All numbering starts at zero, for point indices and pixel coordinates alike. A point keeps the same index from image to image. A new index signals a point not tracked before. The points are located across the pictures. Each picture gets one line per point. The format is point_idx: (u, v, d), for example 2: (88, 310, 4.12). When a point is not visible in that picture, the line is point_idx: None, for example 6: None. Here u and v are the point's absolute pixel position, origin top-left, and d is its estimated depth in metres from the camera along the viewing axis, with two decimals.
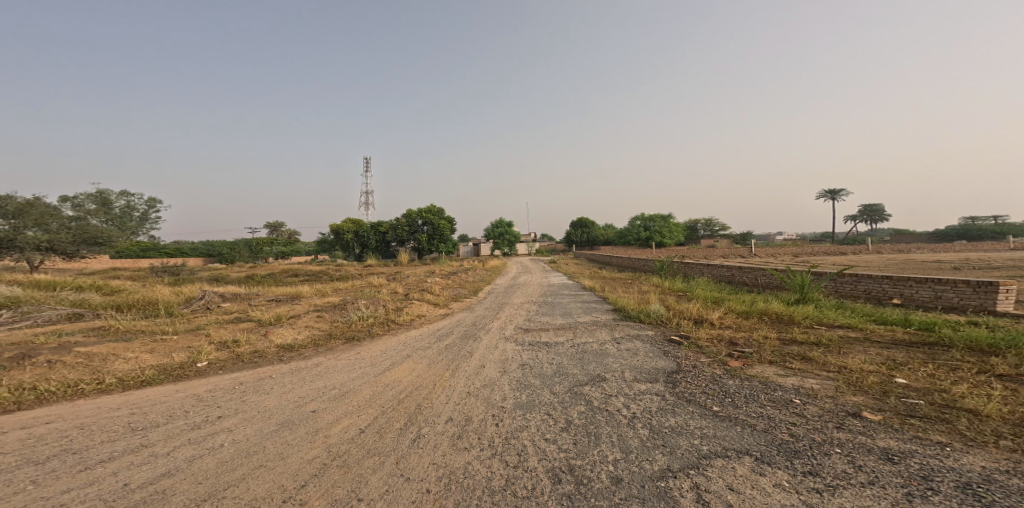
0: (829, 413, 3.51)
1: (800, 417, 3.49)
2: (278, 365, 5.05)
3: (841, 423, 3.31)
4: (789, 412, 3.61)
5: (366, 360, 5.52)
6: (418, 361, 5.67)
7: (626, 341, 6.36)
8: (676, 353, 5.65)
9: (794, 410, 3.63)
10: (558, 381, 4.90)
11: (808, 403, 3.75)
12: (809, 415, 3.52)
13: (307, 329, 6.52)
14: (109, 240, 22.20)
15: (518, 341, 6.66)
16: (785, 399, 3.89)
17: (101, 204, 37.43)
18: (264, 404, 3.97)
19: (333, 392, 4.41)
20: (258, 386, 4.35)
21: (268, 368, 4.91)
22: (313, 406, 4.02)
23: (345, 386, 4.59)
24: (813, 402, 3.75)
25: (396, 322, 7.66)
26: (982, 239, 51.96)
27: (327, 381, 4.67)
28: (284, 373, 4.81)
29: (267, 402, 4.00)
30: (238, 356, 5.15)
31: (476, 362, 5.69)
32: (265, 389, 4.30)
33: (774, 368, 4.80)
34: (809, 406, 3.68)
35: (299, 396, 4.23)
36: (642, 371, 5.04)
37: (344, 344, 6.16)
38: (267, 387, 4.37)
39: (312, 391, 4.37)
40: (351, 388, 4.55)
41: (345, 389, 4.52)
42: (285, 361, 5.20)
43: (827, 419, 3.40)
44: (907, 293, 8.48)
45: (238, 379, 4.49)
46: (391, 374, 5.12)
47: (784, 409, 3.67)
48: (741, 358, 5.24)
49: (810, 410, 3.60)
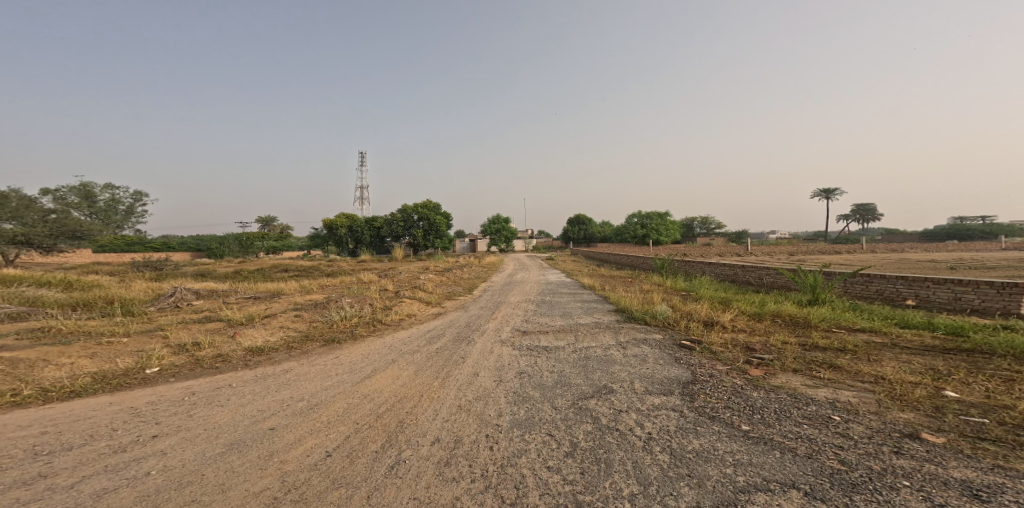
0: (879, 434, 3.01)
1: (847, 439, 2.99)
2: (242, 371, 4.48)
3: (898, 446, 2.81)
4: (831, 433, 3.10)
5: (345, 366, 4.96)
6: (403, 367, 5.12)
7: (633, 346, 5.83)
8: (688, 359, 5.14)
9: (837, 430, 3.13)
10: (560, 393, 4.38)
11: (851, 420, 3.25)
12: (856, 436, 3.02)
13: (281, 330, 5.92)
14: (89, 235, 21.34)
15: (515, 345, 6.11)
16: (822, 416, 3.39)
17: (85, 198, 36.32)
18: (216, 419, 3.40)
19: (300, 404, 3.84)
20: (212, 398, 3.77)
21: (228, 375, 4.32)
22: (272, 423, 3.45)
23: (315, 398, 4.02)
24: (857, 420, 3.24)
25: (381, 322, 7.09)
26: (976, 239, 52.19)
27: (296, 392, 4.10)
28: (246, 381, 4.22)
29: (220, 417, 3.44)
30: (197, 361, 4.56)
31: (469, 369, 5.15)
32: (220, 401, 3.73)
33: (801, 378, 4.29)
34: (854, 425, 3.18)
35: (260, 409, 3.66)
36: (653, 382, 4.52)
37: (322, 346, 5.59)
38: (221, 398, 3.79)
39: (276, 403, 3.81)
40: (323, 400, 3.99)
41: (315, 401, 3.96)
42: (251, 367, 4.61)
43: (878, 442, 2.90)
44: (923, 294, 8.04)
45: (190, 388, 3.91)
46: (371, 382, 4.57)
47: (825, 428, 3.18)
48: (762, 366, 4.74)
49: (856, 430, 3.09)
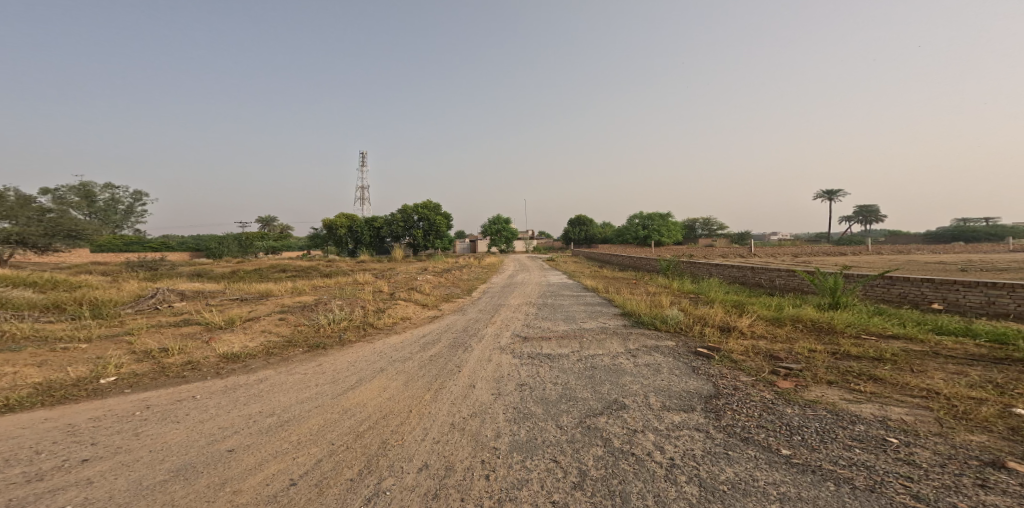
0: (952, 461, 2.55)
1: (914, 468, 2.53)
2: (210, 381, 4.02)
3: (982, 478, 2.36)
4: (892, 459, 2.65)
5: (327, 375, 4.50)
6: (392, 376, 4.66)
7: (644, 354, 5.34)
8: (707, 369, 4.66)
9: (898, 456, 2.68)
10: (566, 409, 3.92)
11: (913, 444, 2.79)
12: (924, 464, 2.57)
13: (263, 335, 5.46)
14: (83, 235, 20.89)
15: (516, 352, 5.64)
16: (877, 438, 2.93)
17: (84, 198, 36.09)
18: (166, 439, 2.95)
19: (270, 421, 3.38)
20: (167, 414, 3.31)
21: (193, 386, 3.86)
22: (233, 443, 3.00)
23: (287, 413, 3.56)
24: (920, 443, 2.79)
25: (373, 326, 6.63)
26: (982, 240, 51.62)
27: (267, 405, 3.64)
28: (212, 393, 3.76)
29: (172, 437, 2.98)
30: (162, 369, 4.11)
31: (464, 381, 4.67)
32: (176, 417, 3.27)
33: (838, 392, 3.82)
34: (916, 449, 2.72)
35: (222, 427, 3.20)
36: (671, 395, 4.06)
37: (305, 353, 5.13)
38: (178, 414, 3.33)
39: (240, 419, 3.35)
40: (296, 415, 3.53)
41: (287, 417, 3.50)
42: (222, 376, 4.16)
43: (955, 472, 2.45)
44: (951, 297, 7.53)
45: (145, 402, 3.46)
46: (356, 394, 4.11)
47: (883, 454, 2.73)
48: (791, 378, 4.26)
49: (923, 456, 2.64)
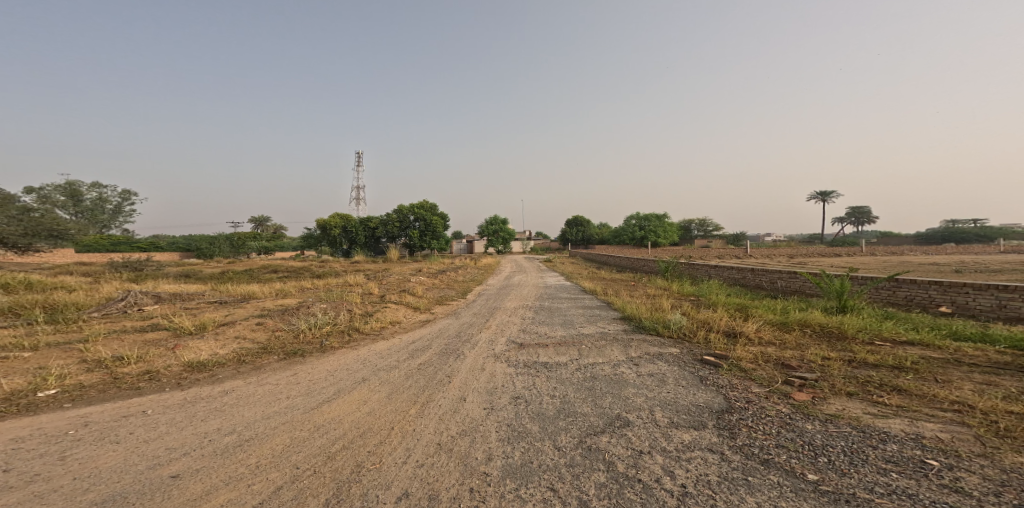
0: (1007, 490, 2.25)
1: (965, 499, 2.22)
2: (168, 393, 3.63)
3: None
4: (936, 486, 2.34)
5: (301, 386, 4.12)
6: (374, 388, 4.28)
7: (647, 363, 5.00)
8: (716, 380, 4.33)
9: (942, 482, 2.37)
10: (564, 427, 3.57)
11: (957, 467, 2.48)
12: (975, 493, 2.25)
13: (236, 341, 5.06)
14: (66, 234, 20.27)
15: (510, 360, 5.28)
16: (914, 459, 2.61)
17: (70, 197, 35.29)
18: (98, 463, 2.58)
19: (229, 441, 3.00)
20: (107, 432, 2.93)
21: (147, 399, 3.49)
22: (179, 468, 2.63)
23: (249, 430, 3.18)
24: (964, 467, 2.48)
25: (358, 331, 6.25)
26: (974, 241, 51.98)
27: (228, 422, 3.26)
28: (168, 407, 3.39)
29: (106, 460, 2.61)
30: (113, 380, 3.73)
31: (454, 393, 4.31)
32: (115, 436, 2.89)
33: (861, 405, 3.49)
34: (962, 474, 2.41)
35: (169, 447, 2.83)
36: (679, 410, 3.72)
37: (280, 361, 4.74)
38: (120, 432, 2.95)
39: (194, 438, 2.98)
40: (259, 434, 3.15)
41: (249, 436, 3.11)
42: (182, 387, 3.77)
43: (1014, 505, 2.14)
44: (960, 300, 7.27)
45: (84, 418, 3.08)
46: (330, 408, 3.73)
47: (925, 479, 2.41)
48: (807, 389, 3.94)
49: (972, 483, 2.33)
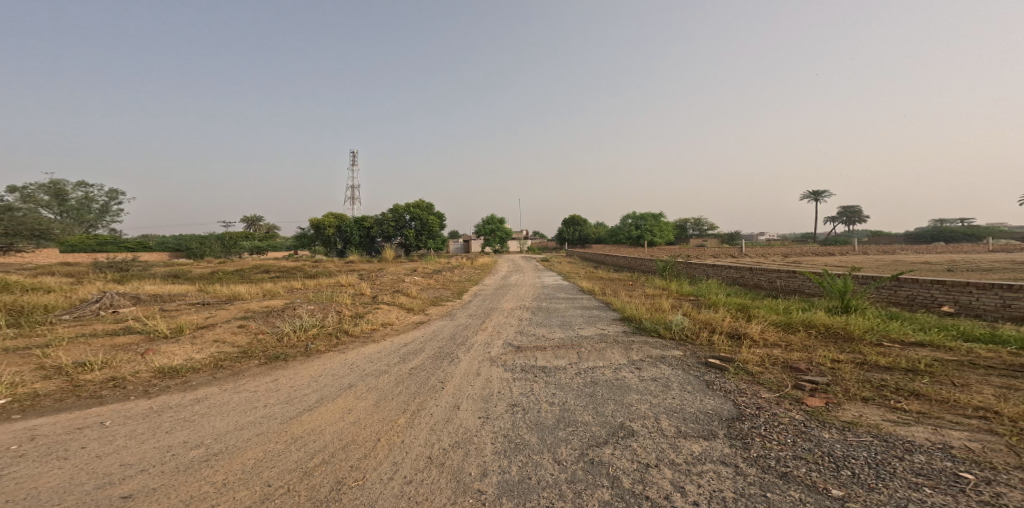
0: None
1: None
2: (133, 402, 3.37)
3: None
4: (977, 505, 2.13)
5: (281, 394, 3.85)
6: (360, 395, 4.02)
7: (650, 367, 4.78)
8: (723, 385, 4.11)
9: (983, 499, 2.17)
10: (565, 438, 3.34)
11: (997, 482, 2.28)
12: None
13: (215, 345, 4.78)
14: (49, 234, 19.69)
15: (507, 364, 5.04)
16: (947, 473, 2.41)
17: (56, 196, 34.54)
18: (38, 482, 2.33)
19: (195, 456, 2.73)
20: (56, 447, 2.67)
21: (107, 408, 3.22)
22: (133, 486, 2.37)
23: (219, 443, 2.92)
24: (1004, 481, 2.28)
25: (347, 334, 5.97)
26: (965, 240, 52.54)
27: (196, 434, 2.99)
28: (130, 418, 3.12)
29: (48, 480, 2.36)
30: (73, 389, 3.46)
31: (446, 400, 4.06)
32: (63, 451, 2.64)
33: (878, 410, 3.29)
34: (1004, 491, 2.21)
35: (124, 463, 2.57)
36: (686, 418, 3.50)
37: (261, 366, 4.46)
38: (71, 446, 2.69)
39: (154, 452, 2.72)
40: (230, 447, 2.89)
41: (219, 450, 2.84)
42: (149, 396, 3.50)
43: None
44: (963, 300, 7.14)
45: (33, 431, 2.82)
46: (311, 418, 3.46)
47: (963, 496, 2.21)
48: (819, 393, 3.73)
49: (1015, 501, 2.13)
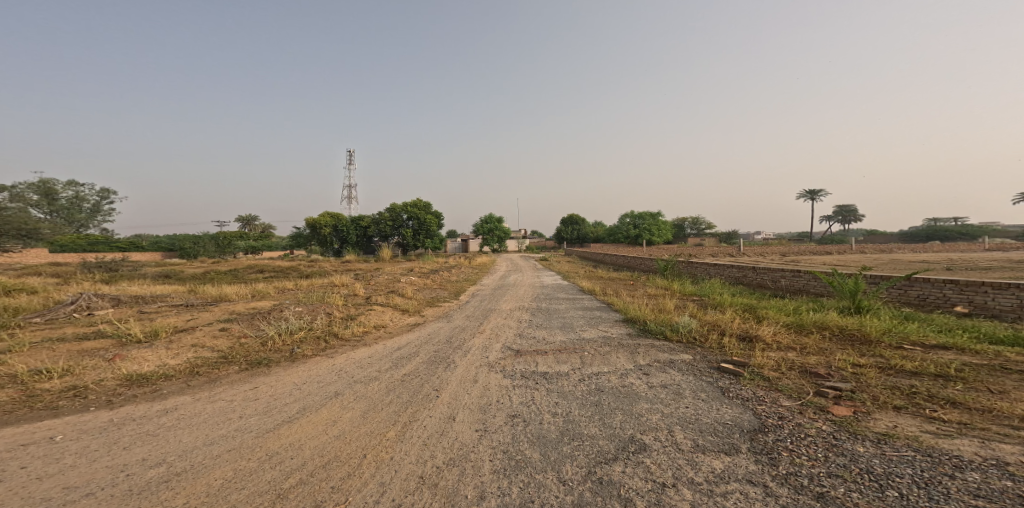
0: None
1: None
2: (91, 414, 3.07)
3: None
4: None
5: (260, 403, 3.53)
6: (347, 404, 3.71)
7: (658, 372, 4.49)
8: (740, 393, 3.82)
9: None
10: (572, 454, 3.04)
11: None
12: None
13: (193, 350, 4.47)
14: (36, 234, 19.25)
15: (506, 370, 4.74)
16: (1011, 497, 2.13)
17: (45, 196, 33.93)
18: None
19: (153, 478, 2.43)
20: None
21: (61, 422, 2.94)
22: None
23: (183, 461, 2.63)
24: None
25: (337, 337, 5.65)
26: (962, 239, 52.63)
27: (158, 452, 2.70)
28: (85, 432, 2.84)
29: None
30: (27, 401, 3.16)
31: (440, 410, 3.75)
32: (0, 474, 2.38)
33: (914, 421, 3.01)
34: None
35: (68, 486, 2.30)
36: (703, 430, 3.21)
37: (241, 372, 4.15)
38: (9, 467, 2.43)
39: (105, 473, 2.44)
40: (195, 466, 2.59)
41: (182, 470, 2.54)
42: (112, 407, 3.20)
43: None
44: (978, 300, 6.88)
45: None
46: (289, 430, 3.15)
47: None
48: (845, 401, 3.45)
49: None
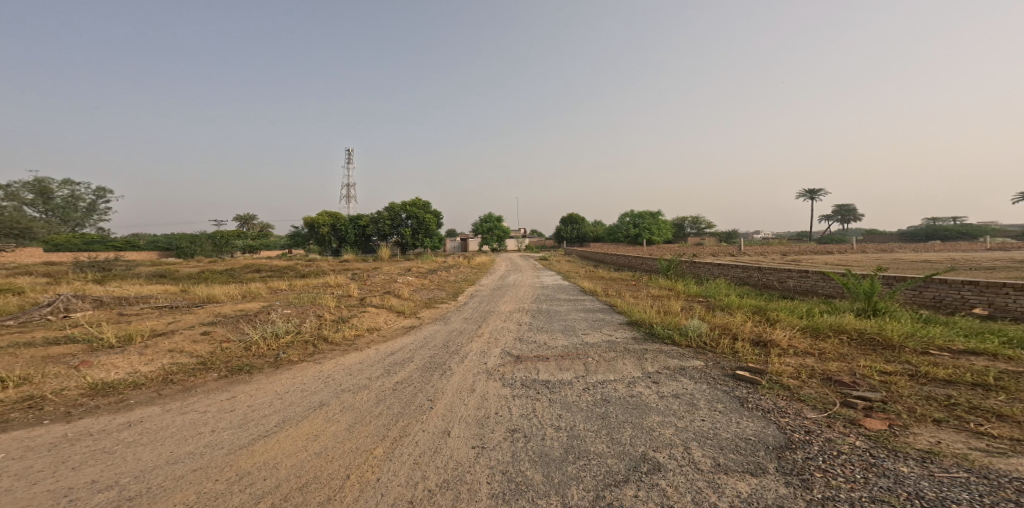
0: None
1: None
2: (42, 429, 2.76)
3: None
4: None
5: (235, 415, 3.22)
6: (331, 417, 3.39)
7: (669, 381, 4.18)
8: (760, 404, 3.51)
9: None
10: (579, 475, 2.73)
11: None
12: None
13: (169, 355, 4.16)
14: (28, 232, 18.93)
15: (506, 378, 4.43)
16: None
17: (41, 195, 33.57)
18: None
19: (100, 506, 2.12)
20: None
21: (7, 438, 2.63)
22: None
23: (139, 484, 2.31)
24: None
25: (327, 342, 5.34)
26: (964, 239, 52.38)
27: (111, 472, 2.38)
28: (32, 450, 2.53)
29: None
30: None
31: (433, 424, 3.44)
32: None
33: (960, 437, 2.71)
34: None
35: None
36: (723, 447, 2.91)
37: (218, 380, 3.84)
38: None
39: (45, 499, 2.13)
40: (152, 490, 2.28)
41: (136, 495, 2.22)
42: (68, 420, 2.89)
43: None
44: (998, 302, 6.57)
45: None
46: (265, 447, 2.84)
47: None
48: (877, 414, 3.14)
49: None
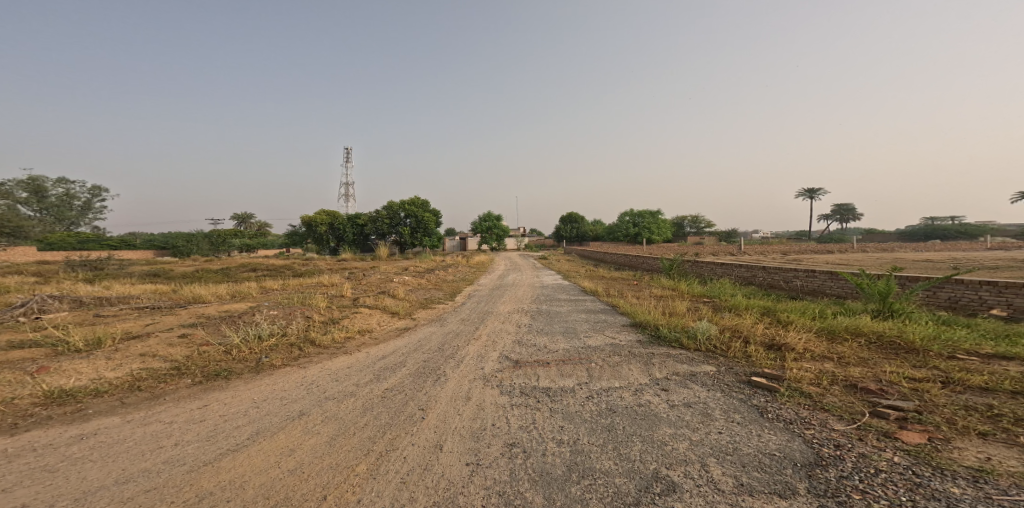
0: None
1: None
2: None
3: None
4: None
5: (203, 426, 2.91)
6: (311, 428, 3.09)
7: (679, 388, 3.89)
8: (782, 414, 3.22)
9: None
10: (585, 496, 2.44)
11: None
12: None
13: (141, 360, 3.86)
14: (21, 232, 18.65)
15: (504, 385, 4.13)
16: None
17: (36, 193, 33.26)
18: None
19: None
20: None
21: None
22: None
23: None
24: None
25: (314, 345, 5.04)
26: (965, 238, 52.13)
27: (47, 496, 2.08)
28: None
29: None
30: None
31: (423, 437, 3.14)
32: None
33: (1012, 453, 2.41)
34: None
35: None
36: (745, 463, 2.62)
37: (190, 386, 3.54)
38: None
39: None
40: None
41: None
42: (12, 434, 2.59)
43: None
44: (1018, 303, 6.26)
45: None
46: (232, 463, 2.54)
47: None
48: (913, 425, 2.85)
49: None
